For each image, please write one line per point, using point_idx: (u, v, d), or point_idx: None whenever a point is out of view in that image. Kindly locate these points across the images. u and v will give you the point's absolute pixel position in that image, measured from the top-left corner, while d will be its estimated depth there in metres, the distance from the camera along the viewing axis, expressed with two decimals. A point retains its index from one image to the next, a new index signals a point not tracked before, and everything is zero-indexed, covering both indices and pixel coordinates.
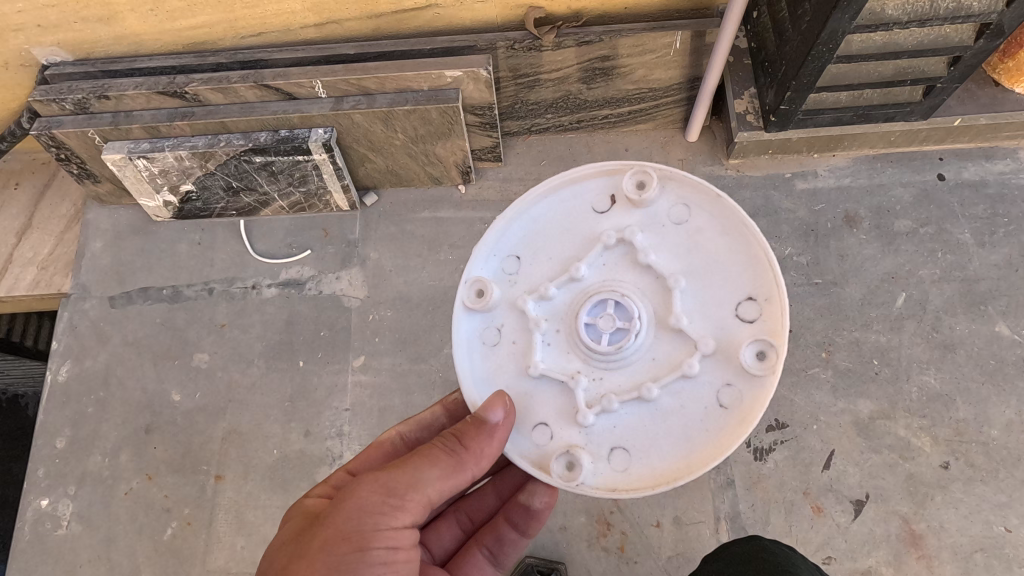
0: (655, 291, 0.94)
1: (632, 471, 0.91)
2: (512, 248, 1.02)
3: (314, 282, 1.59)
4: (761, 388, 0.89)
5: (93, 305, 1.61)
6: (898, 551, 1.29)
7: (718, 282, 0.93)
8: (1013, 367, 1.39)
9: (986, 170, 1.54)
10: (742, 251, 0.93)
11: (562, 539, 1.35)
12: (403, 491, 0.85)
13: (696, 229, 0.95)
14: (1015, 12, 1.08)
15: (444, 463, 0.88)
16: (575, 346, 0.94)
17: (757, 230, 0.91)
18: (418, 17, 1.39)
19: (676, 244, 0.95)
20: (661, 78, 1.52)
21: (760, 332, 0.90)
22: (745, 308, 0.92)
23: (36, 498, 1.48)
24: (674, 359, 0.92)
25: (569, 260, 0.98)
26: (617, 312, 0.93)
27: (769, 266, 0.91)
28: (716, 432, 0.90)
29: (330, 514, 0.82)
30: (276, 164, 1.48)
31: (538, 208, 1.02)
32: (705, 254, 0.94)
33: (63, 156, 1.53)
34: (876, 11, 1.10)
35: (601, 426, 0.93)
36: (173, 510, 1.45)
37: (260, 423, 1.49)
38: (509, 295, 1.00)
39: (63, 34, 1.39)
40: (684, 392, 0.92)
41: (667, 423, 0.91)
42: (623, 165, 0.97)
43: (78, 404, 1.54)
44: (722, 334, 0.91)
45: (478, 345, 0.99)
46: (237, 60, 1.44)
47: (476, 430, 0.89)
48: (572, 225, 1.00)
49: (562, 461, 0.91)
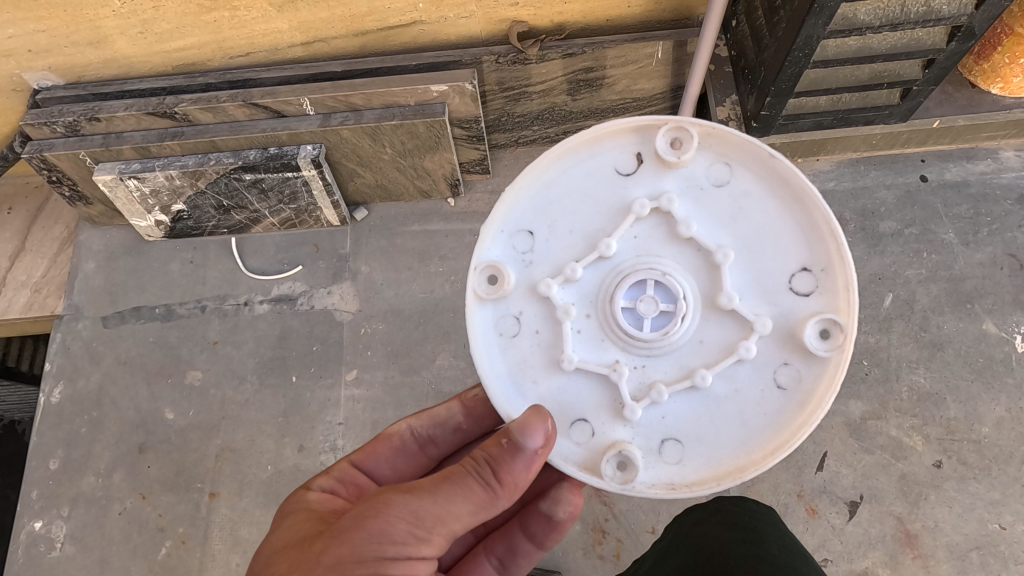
0: (696, 267, 0.89)
1: (687, 462, 0.89)
2: (526, 221, 0.93)
3: (306, 296, 1.60)
4: (827, 370, 0.86)
5: (86, 326, 1.61)
6: (894, 551, 1.29)
7: (767, 253, 0.88)
8: (1002, 364, 1.40)
9: (967, 171, 1.56)
10: (799, 218, 0.88)
11: (559, 547, 1.35)
12: (431, 523, 0.76)
13: (739, 192, 0.89)
14: (984, 15, 1.10)
15: (477, 496, 0.80)
16: (609, 331, 0.90)
17: (816, 196, 0.85)
18: (403, 33, 1.41)
19: (714, 213, 0.89)
20: (644, 88, 1.55)
21: (819, 308, 0.87)
22: (798, 280, 0.88)
23: (29, 521, 1.47)
24: (724, 341, 0.88)
25: (596, 234, 0.92)
26: (659, 295, 0.89)
27: (827, 232, 0.86)
28: (776, 415, 0.88)
29: (347, 530, 0.74)
30: (266, 181, 1.50)
31: (554, 173, 0.93)
32: (752, 219, 0.89)
33: (54, 179, 1.54)
34: (848, 16, 1.13)
35: (649, 418, 0.90)
36: (168, 529, 1.45)
37: (254, 439, 1.50)
38: (527, 277, 0.93)
39: (54, 59, 1.41)
40: (739, 375, 0.89)
41: (722, 410, 0.89)
42: (656, 121, 0.88)
43: (72, 424, 1.53)
44: (777, 312, 0.88)
45: (495, 337, 0.93)
46: (226, 80, 1.46)
47: (510, 460, 0.82)
48: (595, 193, 0.92)
49: (613, 462, 0.89)
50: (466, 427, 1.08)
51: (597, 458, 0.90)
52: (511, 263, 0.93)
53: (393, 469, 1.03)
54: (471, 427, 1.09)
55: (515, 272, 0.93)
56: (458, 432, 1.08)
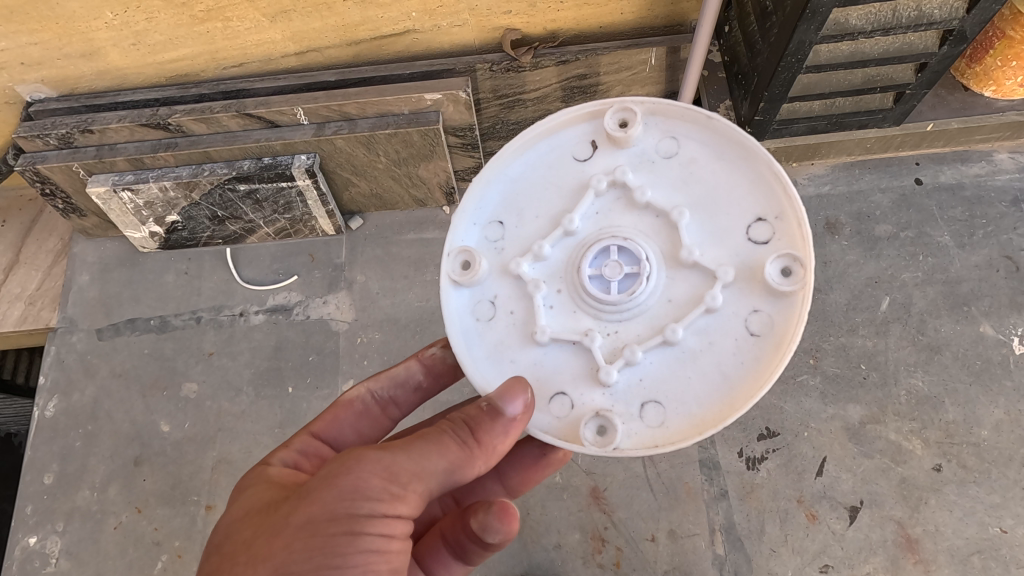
0: (655, 231, 0.91)
1: (669, 423, 0.88)
2: (494, 212, 0.98)
3: (301, 306, 1.60)
4: (795, 306, 0.86)
5: (80, 339, 1.60)
6: (895, 556, 1.28)
7: (723, 210, 0.91)
8: (1000, 366, 1.40)
9: (962, 174, 1.56)
10: (750, 171, 0.91)
11: (558, 556, 1.34)
12: (406, 479, 0.75)
13: (688, 160, 0.93)
14: (975, 19, 1.11)
15: (454, 455, 0.79)
16: (580, 302, 0.91)
17: (759, 147, 0.88)
18: (397, 42, 1.41)
19: (669, 180, 0.93)
20: (639, 94, 1.55)
21: (780, 250, 0.87)
22: (757, 230, 0.89)
23: (24, 536, 1.46)
24: (690, 297, 0.89)
25: (559, 214, 0.95)
26: (623, 258, 0.90)
27: (775, 178, 0.89)
28: (752, 360, 0.87)
29: (317, 489, 0.74)
30: (260, 192, 1.50)
31: (516, 165, 0.99)
32: (703, 180, 0.92)
33: (48, 192, 1.53)
34: (841, 22, 1.13)
35: (624, 381, 0.90)
36: (163, 543, 1.43)
37: (250, 451, 1.48)
38: (498, 263, 0.96)
39: (47, 71, 1.40)
40: (710, 328, 0.89)
41: (698, 362, 0.88)
42: (603, 104, 0.94)
43: (66, 438, 1.52)
44: (740, 261, 0.89)
45: (473, 323, 0.95)
46: (219, 91, 1.45)
47: (489, 421, 0.81)
48: (557, 178, 0.97)
49: (592, 426, 0.88)
50: (427, 386, 1.08)
51: (578, 428, 0.90)
52: (482, 251, 0.97)
53: (356, 434, 1.02)
54: (431, 385, 1.09)
55: (486, 259, 0.96)
56: (419, 391, 1.08)
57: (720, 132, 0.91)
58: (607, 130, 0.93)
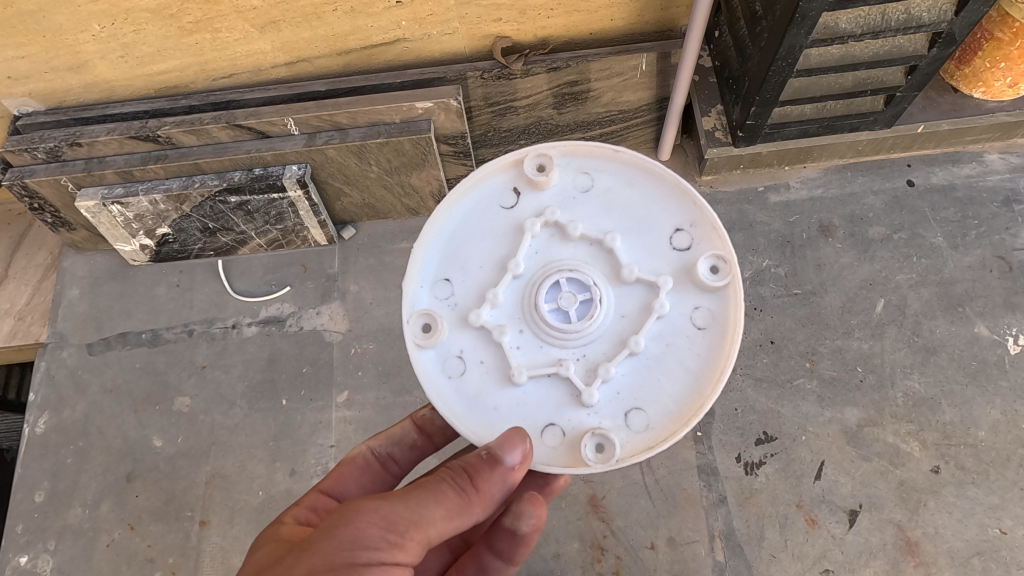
0: (593, 257, 0.95)
1: (653, 424, 0.91)
2: (439, 272, 0.98)
3: (295, 318, 1.59)
4: (730, 295, 0.93)
5: (70, 354, 1.59)
6: (895, 560, 1.28)
7: (647, 227, 0.96)
8: (995, 367, 1.40)
9: (953, 175, 1.57)
10: (660, 187, 0.97)
11: (557, 567, 1.33)
12: (404, 527, 0.77)
13: (605, 189, 0.97)
14: (963, 21, 1.11)
15: (452, 502, 0.81)
16: (545, 338, 0.93)
17: (660, 164, 0.95)
18: (387, 51, 1.40)
19: (593, 210, 0.97)
20: (630, 100, 1.55)
21: (705, 250, 0.94)
22: (679, 238, 0.95)
23: (14, 556, 1.43)
24: (640, 309, 0.93)
25: (502, 260, 0.97)
26: (574, 288, 0.93)
27: (680, 190, 0.96)
28: (708, 352, 0.92)
29: (318, 540, 0.74)
30: (252, 203, 1.49)
31: (448, 223, 0.99)
32: (622, 204, 0.97)
33: (36, 206, 1.52)
34: (830, 25, 1.13)
35: (604, 399, 0.92)
36: (157, 560, 1.42)
37: (245, 464, 1.47)
38: (456, 318, 0.96)
39: (34, 85, 1.39)
40: (664, 333, 0.93)
41: (663, 366, 0.93)
42: (516, 155, 0.97)
43: (58, 455, 1.50)
44: (674, 268, 0.95)
45: (446, 380, 0.94)
46: (209, 102, 1.44)
47: (487, 470, 0.84)
48: (491, 227, 0.98)
49: (592, 444, 0.90)
50: (422, 443, 1.12)
51: (577, 451, 0.91)
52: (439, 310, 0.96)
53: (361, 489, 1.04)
54: (425, 443, 1.13)
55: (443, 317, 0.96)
56: (415, 448, 1.12)
57: (624, 158, 0.97)
58: (528, 177, 0.96)
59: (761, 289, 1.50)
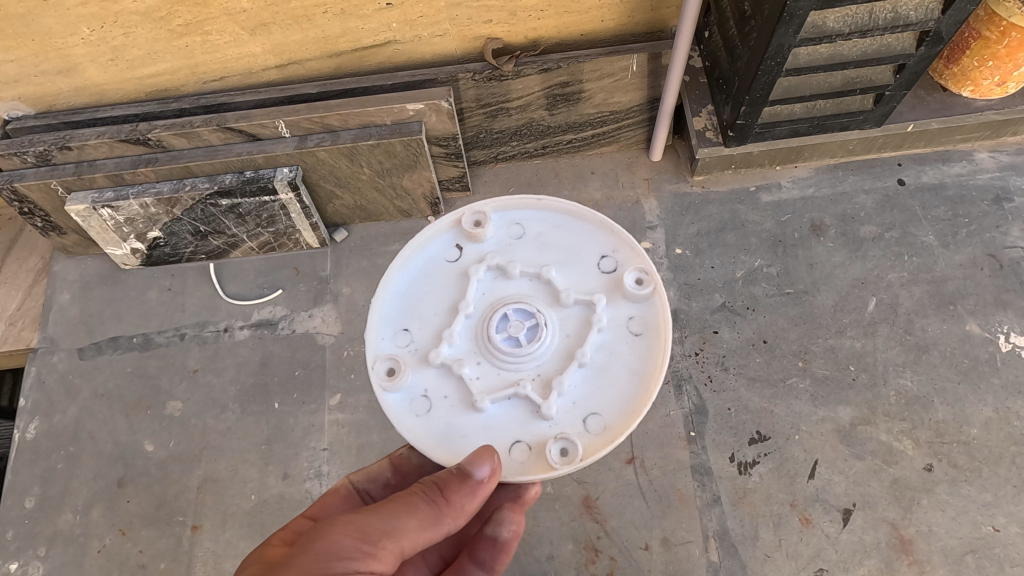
0: (535, 290, 0.99)
1: (610, 424, 0.93)
2: (397, 322, 1.00)
3: (287, 321, 1.58)
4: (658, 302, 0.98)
5: (61, 358, 1.58)
6: (889, 559, 1.28)
7: (577, 258, 1.02)
8: (987, 364, 1.40)
9: (943, 173, 1.57)
10: (583, 225, 1.04)
11: (551, 568, 1.32)
12: (378, 537, 0.78)
13: (536, 233, 1.04)
14: (950, 20, 1.11)
15: (424, 514, 0.82)
16: (500, 364, 0.95)
17: (579, 206, 1.02)
18: (378, 53, 1.40)
19: (530, 251, 1.02)
20: (621, 101, 1.55)
21: (631, 266, 0.99)
22: (606, 262, 1.01)
23: (4, 562, 1.42)
24: (583, 327, 0.97)
25: (454, 303, 1.00)
26: (520, 315, 0.96)
27: (601, 224, 1.03)
28: (649, 354, 0.96)
29: (293, 556, 0.75)
30: (243, 206, 1.48)
31: (399, 282, 1.03)
32: (554, 244, 1.03)
33: (26, 210, 1.51)
34: (818, 24, 1.13)
35: (562, 410, 0.94)
36: (149, 566, 1.40)
37: (238, 468, 1.46)
38: (416, 362, 0.98)
39: (24, 89, 1.38)
40: (606, 345, 0.97)
41: (610, 374, 0.96)
42: (452, 217, 1.03)
43: (48, 461, 1.49)
44: (607, 290, 0.99)
45: (415, 419, 0.95)
46: (200, 105, 1.44)
47: (458, 483, 0.84)
48: (440, 279, 1.03)
49: (557, 447, 0.91)
50: (396, 483, 1.11)
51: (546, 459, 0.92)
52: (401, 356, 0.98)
53: None
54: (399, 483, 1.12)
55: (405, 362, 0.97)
56: (389, 487, 1.10)
57: (548, 206, 1.04)
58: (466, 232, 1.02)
59: (753, 288, 1.50)
